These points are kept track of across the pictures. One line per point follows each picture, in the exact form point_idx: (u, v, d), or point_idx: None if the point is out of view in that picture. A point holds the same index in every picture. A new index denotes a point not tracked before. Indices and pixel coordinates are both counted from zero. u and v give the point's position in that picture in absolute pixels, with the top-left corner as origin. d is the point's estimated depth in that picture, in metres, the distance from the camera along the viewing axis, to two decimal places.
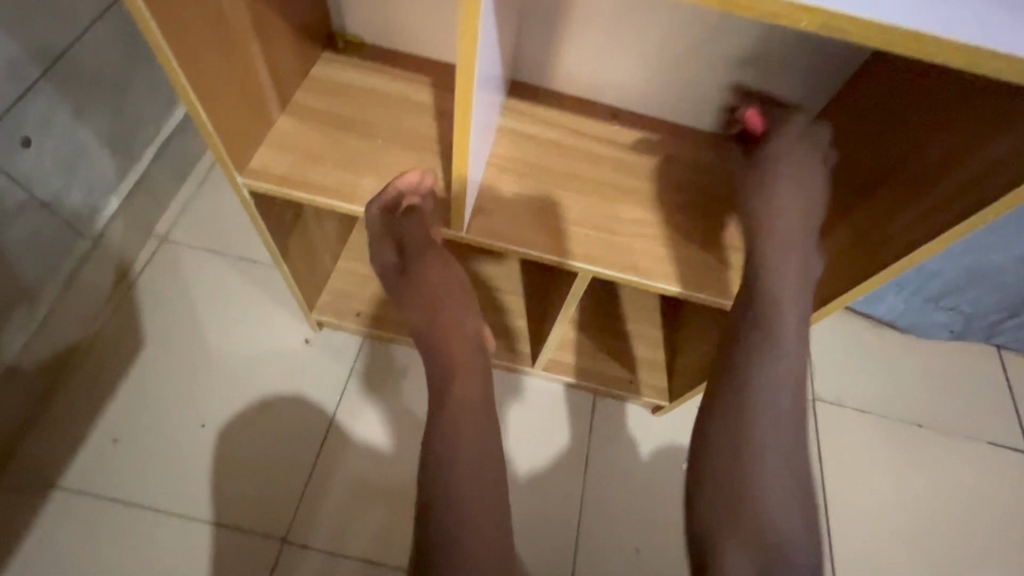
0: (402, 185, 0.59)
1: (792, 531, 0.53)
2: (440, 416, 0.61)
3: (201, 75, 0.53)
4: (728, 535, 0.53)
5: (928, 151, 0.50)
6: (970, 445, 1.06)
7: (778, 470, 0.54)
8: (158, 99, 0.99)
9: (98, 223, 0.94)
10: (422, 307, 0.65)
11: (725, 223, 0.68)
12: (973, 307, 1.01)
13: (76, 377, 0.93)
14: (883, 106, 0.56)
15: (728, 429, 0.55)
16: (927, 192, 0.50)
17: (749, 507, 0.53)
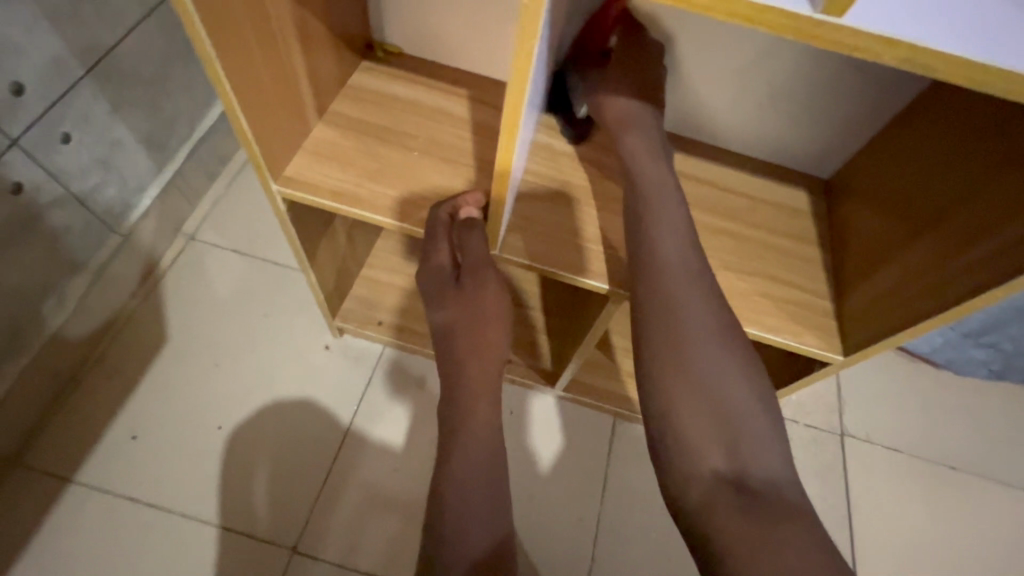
0: (472, 199, 0.61)
1: (754, 422, 0.49)
2: (455, 434, 0.58)
3: (243, 82, 0.53)
4: (686, 439, 0.49)
5: (999, 191, 0.46)
6: (1006, 490, 1.01)
7: (720, 364, 0.50)
8: (195, 99, 1.00)
9: (130, 219, 0.95)
10: (468, 325, 0.63)
11: (765, 250, 0.65)
12: (1015, 346, 0.96)
13: (99, 372, 0.93)
14: (955, 138, 0.52)
15: (661, 336, 0.52)
16: (994, 234, 0.46)
17: (705, 407, 0.49)
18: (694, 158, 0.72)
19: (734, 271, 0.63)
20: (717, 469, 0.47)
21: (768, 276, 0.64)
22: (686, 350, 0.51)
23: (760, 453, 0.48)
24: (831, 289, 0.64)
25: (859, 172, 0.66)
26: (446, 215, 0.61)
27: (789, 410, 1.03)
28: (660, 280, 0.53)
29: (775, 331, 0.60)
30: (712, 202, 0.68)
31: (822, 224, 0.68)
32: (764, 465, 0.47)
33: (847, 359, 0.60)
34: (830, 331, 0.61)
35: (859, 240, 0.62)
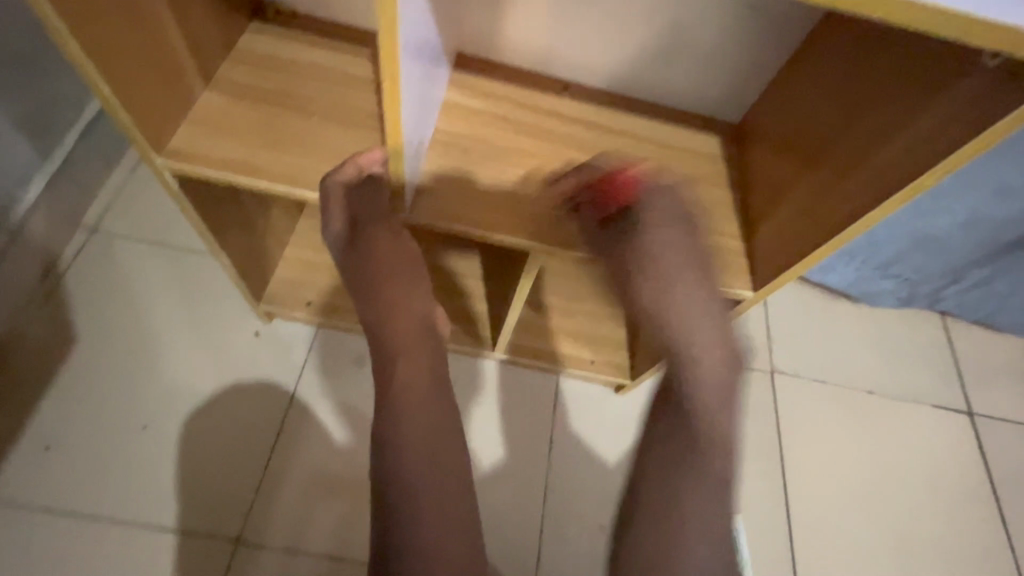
0: (366, 161, 0.57)
1: (698, 519, 0.58)
2: (385, 406, 0.58)
3: (102, 44, 0.48)
4: (699, 543, 0.58)
5: (882, 110, 0.49)
6: (916, 407, 1.10)
7: (711, 496, 0.58)
8: (77, 78, 0.91)
9: (15, 215, 0.86)
10: (370, 283, 0.61)
11: (675, 197, 0.66)
12: (917, 274, 1.04)
13: (2, 382, 0.86)
14: (837, 70, 0.55)
15: (691, 457, 0.58)
16: (881, 151, 0.49)
17: (703, 496, 0.58)
18: (604, 107, 0.71)
19: None
20: (709, 555, 0.58)
21: None
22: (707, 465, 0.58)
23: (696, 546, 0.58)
24: (741, 231, 0.66)
25: (760, 115, 0.68)
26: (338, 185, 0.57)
27: None
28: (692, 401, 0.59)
29: (688, 273, 0.62)
30: (622, 153, 0.67)
31: (731, 169, 0.69)
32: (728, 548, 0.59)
33: (758, 293, 0.63)
34: (740, 269, 0.63)
35: (762, 181, 0.64)
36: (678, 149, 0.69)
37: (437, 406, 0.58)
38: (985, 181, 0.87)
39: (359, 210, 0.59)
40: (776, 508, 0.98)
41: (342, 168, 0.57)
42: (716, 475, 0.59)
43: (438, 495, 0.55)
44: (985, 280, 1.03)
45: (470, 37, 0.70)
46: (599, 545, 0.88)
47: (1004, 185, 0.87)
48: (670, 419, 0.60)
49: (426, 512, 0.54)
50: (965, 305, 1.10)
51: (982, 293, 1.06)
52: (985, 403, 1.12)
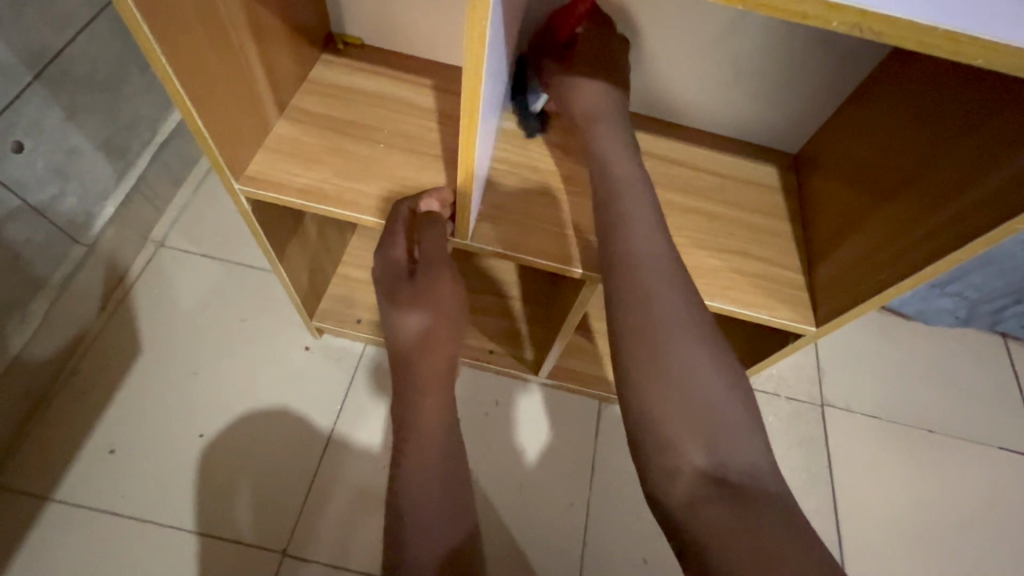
0: (439, 194, 0.60)
1: (719, 411, 0.48)
2: (405, 443, 0.58)
3: (195, 79, 0.51)
4: (683, 446, 0.47)
5: (965, 153, 0.47)
6: (981, 448, 1.03)
7: (710, 373, 0.50)
8: (153, 102, 0.97)
9: (94, 229, 0.92)
10: (419, 316, 0.62)
11: (733, 228, 0.65)
12: (978, 293, 0.99)
13: (72, 388, 0.91)
14: (916, 105, 0.53)
15: (638, 341, 0.51)
16: (962, 194, 0.47)
17: (699, 378, 0.49)
18: (660, 137, 0.71)
19: (706, 249, 0.63)
20: (697, 464, 0.46)
21: (738, 253, 0.64)
22: (666, 349, 0.50)
23: (739, 447, 0.47)
24: (803, 264, 0.64)
25: (824, 147, 0.66)
26: (408, 210, 0.59)
27: (770, 383, 1.05)
28: (628, 284, 0.53)
29: (748, 307, 0.61)
30: (679, 184, 0.67)
31: (792, 200, 0.68)
32: (740, 462, 0.47)
33: (819, 329, 0.61)
34: (801, 303, 0.62)
35: (826, 215, 0.62)
36: (736, 180, 0.69)
37: (450, 437, 0.59)
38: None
39: (424, 245, 0.61)
40: (828, 549, 0.94)
41: (417, 198, 0.60)
42: (709, 349, 0.51)
43: (444, 514, 0.54)
44: None
45: None
46: None
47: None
48: (630, 297, 0.53)
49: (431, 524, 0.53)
50: None
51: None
52: None
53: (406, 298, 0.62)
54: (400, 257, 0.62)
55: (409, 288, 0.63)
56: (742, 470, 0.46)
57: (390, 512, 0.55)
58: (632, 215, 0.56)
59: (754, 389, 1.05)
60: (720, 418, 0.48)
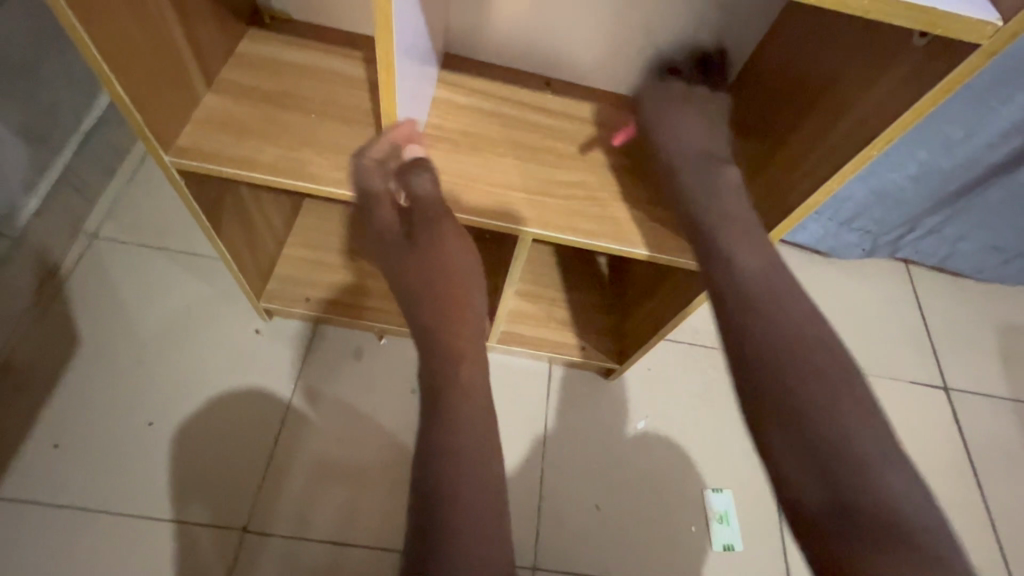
0: (382, 135, 0.61)
1: (869, 453, 0.49)
2: (440, 394, 0.59)
3: (117, 50, 0.52)
4: (811, 490, 0.49)
5: (848, 79, 0.54)
6: (895, 383, 1.14)
7: (851, 403, 0.51)
8: (75, 88, 0.94)
9: (20, 221, 0.89)
10: (433, 283, 0.63)
11: (654, 183, 0.71)
12: (879, 226, 1.10)
13: (6, 385, 0.88)
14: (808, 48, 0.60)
15: (785, 396, 0.51)
16: (849, 115, 0.54)
17: (834, 412, 0.51)
18: (584, 102, 0.76)
19: (629, 202, 0.69)
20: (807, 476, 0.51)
21: (658, 204, 0.69)
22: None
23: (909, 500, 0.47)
24: None
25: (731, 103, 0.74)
26: (370, 165, 0.61)
27: (709, 336, 1.11)
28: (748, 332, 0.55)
29: (666, 251, 0.67)
30: (604, 144, 0.72)
31: None
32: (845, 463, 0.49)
33: None
34: None
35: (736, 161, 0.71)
36: None
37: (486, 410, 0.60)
38: (931, 137, 0.95)
39: (415, 201, 0.61)
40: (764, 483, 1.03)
41: (371, 148, 0.61)
42: (843, 379, 0.52)
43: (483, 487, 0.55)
44: (939, 227, 1.09)
45: (456, 38, 0.75)
46: (594, 524, 0.91)
47: (951, 138, 0.94)
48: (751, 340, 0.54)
49: (470, 499, 0.53)
50: (922, 251, 1.16)
51: (939, 238, 1.12)
52: (958, 373, 1.16)
53: (410, 262, 0.63)
54: (394, 222, 0.63)
55: (410, 250, 0.63)
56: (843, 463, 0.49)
57: (417, 453, 0.56)
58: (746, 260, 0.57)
59: (693, 343, 1.10)
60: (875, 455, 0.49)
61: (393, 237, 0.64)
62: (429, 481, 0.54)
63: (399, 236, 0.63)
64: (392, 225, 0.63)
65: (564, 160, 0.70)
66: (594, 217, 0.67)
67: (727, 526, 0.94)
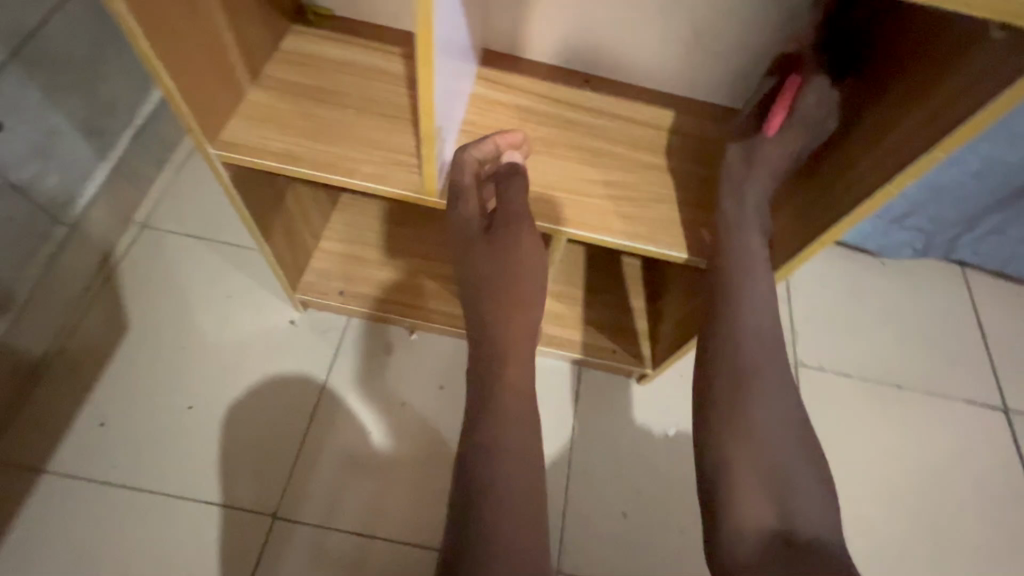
0: (501, 143, 0.62)
1: (785, 455, 0.55)
2: (483, 404, 0.58)
3: (167, 45, 0.53)
4: (743, 484, 0.54)
5: (915, 75, 0.50)
6: (942, 401, 1.10)
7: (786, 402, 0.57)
8: (130, 83, 0.99)
9: (77, 209, 0.94)
10: (501, 279, 0.62)
11: (696, 184, 0.68)
12: (934, 224, 1.05)
13: (60, 364, 0.93)
14: (881, 41, 0.56)
15: (725, 383, 0.58)
16: (910, 114, 0.50)
17: (770, 407, 0.56)
18: (624, 100, 0.74)
19: (668, 203, 0.67)
20: (766, 523, 0.52)
21: (698, 206, 0.67)
22: (749, 417, 0.56)
23: (809, 510, 0.53)
24: None
25: None
26: (472, 162, 0.62)
27: None
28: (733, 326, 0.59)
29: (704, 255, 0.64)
30: (643, 143, 0.70)
31: None
32: (813, 529, 0.52)
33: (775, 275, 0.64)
34: None
35: None
36: (698, 140, 0.72)
37: (528, 417, 0.58)
38: (996, 133, 0.89)
39: (503, 202, 0.61)
40: None
41: (479, 146, 0.61)
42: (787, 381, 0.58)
43: (523, 495, 0.54)
44: (1001, 227, 1.03)
45: (496, 34, 0.74)
46: (620, 531, 0.89)
47: (1018, 133, 0.88)
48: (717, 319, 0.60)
49: (510, 513, 0.52)
50: (981, 253, 1.10)
51: (1000, 239, 1.06)
52: (1016, 395, 1.12)
53: (479, 257, 0.63)
54: (474, 214, 0.63)
55: (485, 245, 0.63)
56: (815, 536, 0.52)
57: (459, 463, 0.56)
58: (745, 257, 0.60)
59: None
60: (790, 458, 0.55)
61: (467, 229, 0.64)
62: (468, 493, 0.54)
63: (477, 229, 0.64)
64: (471, 217, 0.63)
65: (602, 158, 0.69)
66: (630, 218, 0.65)
67: None
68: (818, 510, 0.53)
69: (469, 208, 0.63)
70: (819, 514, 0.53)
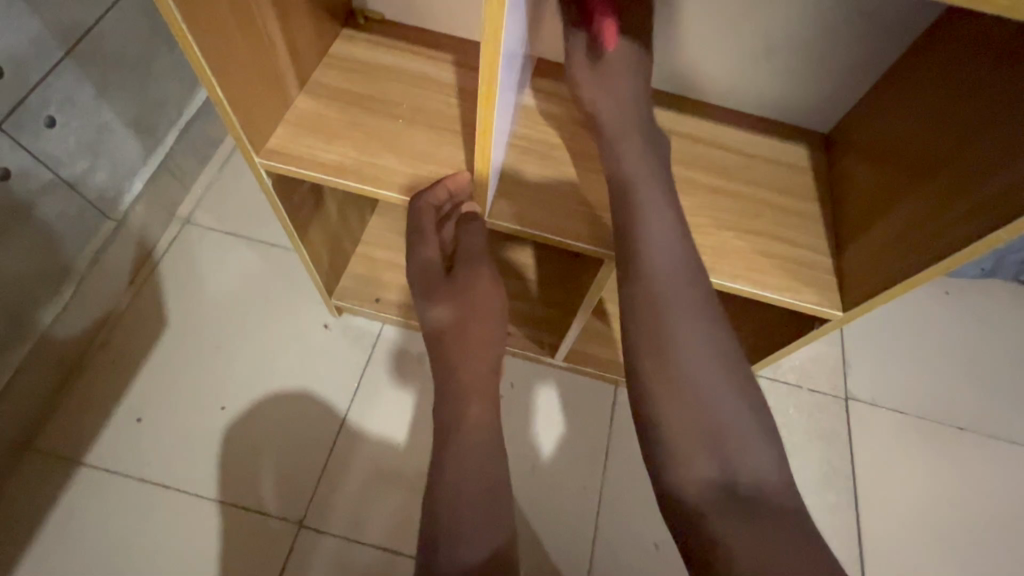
0: (450, 186, 0.60)
1: (721, 403, 0.50)
2: (442, 454, 0.56)
3: (218, 52, 0.52)
4: (685, 447, 0.49)
5: (1014, 122, 0.45)
6: (1010, 448, 1.02)
7: (714, 355, 0.52)
8: (180, 80, 0.99)
9: (123, 205, 0.95)
10: (457, 315, 0.63)
11: (761, 211, 0.64)
12: (1008, 244, 1.01)
13: (101, 357, 0.94)
14: (967, 72, 0.51)
15: (652, 343, 0.52)
16: (1002, 169, 0.45)
17: (697, 363, 0.51)
18: (683, 117, 0.70)
19: (729, 230, 0.63)
20: (708, 476, 0.48)
21: (762, 235, 0.63)
22: (678, 365, 0.51)
23: (750, 459, 0.49)
24: (830, 247, 0.63)
25: (856, 129, 0.65)
26: (426, 208, 0.60)
27: (793, 374, 1.04)
28: (644, 283, 0.54)
29: (771, 289, 0.60)
30: (704, 164, 0.66)
31: (821, 182, 0.67)
32: (750, 472, 0.48)
33: (845, 315, 0.60)
34: (828, 287, 0.61)
35: (856, 197, 0.61)
36: (762, 162, 0.67)
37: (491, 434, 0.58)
38: None
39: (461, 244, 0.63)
40: (843, 542, 0.93)
41: (432, 192, 0.60)
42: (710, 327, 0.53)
43: (484, 512, 0.53)
44: None
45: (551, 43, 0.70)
46: (653, 566, 0.85)
47: None
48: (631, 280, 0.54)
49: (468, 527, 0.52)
50: None
51: None
52: None
53: (438, 298, 0.64)
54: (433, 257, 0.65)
55: (444, 287, 0.64)
56: (756, 477, 0.48)
57: (424, 522, 0.53)
58: (649, 219, 0.55)
59: (775, 379, 1.04)
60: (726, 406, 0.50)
61: (425, 272, 0.65)
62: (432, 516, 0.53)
63: (433, 270, 0.65)
64: (430, 260, 0.65)
65: None
66: None
67: None
68: (758, 452, 0.49)
69: (426, 250, 0.64)
70: (762, 458, 0.49)
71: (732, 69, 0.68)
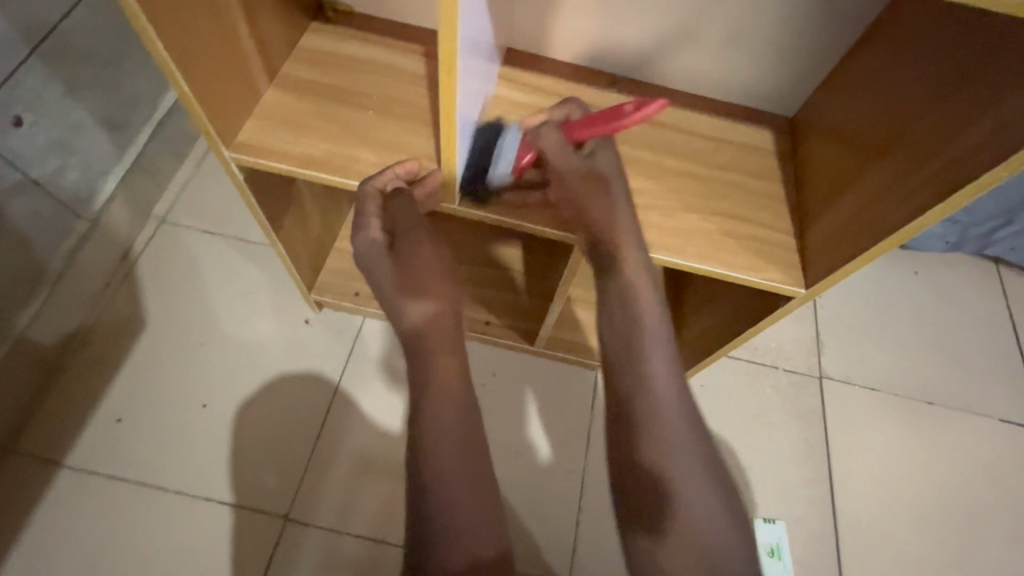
0: (400, 170, 0.60)
1: (710, 519, 0.53)
2: (418, 411, 0.56)
3: (184, 47, 0.51)
4: (677, 556, 0.51)
5: (962, 96, 0.47)
6: (976, 419, 1.05)
7: (704, 469, 0.55)
8: (150, 77, 0.98)
9: (97, 204, 0.94)
10: (412, 288, 0.61)
11: (727, 194, 0.66)
12: (973, 218, 1.04)
13: (79, 358, 0.93)
14: (917, 50, 0.53)
15: (654, 450, 0.55)
16: (954, 139, 0.47)
17: (690, 474, 0.54)
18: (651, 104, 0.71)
19: (696, 213, 0.64)
20: None
21: (728, 216, 0.65)
22: (680, 492, 0.53)
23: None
24: (794, 225, 0.65)
25: (817, 110, 0.67)
26: (374, 191, 0.60)
27: (769, 355, 1.07)
28: (645, 388, 0.57)
29: (738, 269, 0.62)
30: (671, 149, 0.68)
31: (785, 163, 0.69)
32: None
33: (809, 290, 0.62)
34: (791, 266, 0.63)
35: (819, 174, 0.63)
36: (728, 146, 0.69)
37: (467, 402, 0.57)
38: None
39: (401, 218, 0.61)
40: (820, 516, 0.96)
41: (381, 175, 0.60)
42: (701, 439, 0.56)
43: (470, 492, 0.53)
44: None
45: (520, 32, 0.71)
46: None
47: None
48: (635, 384, 0.57)
49: (457, 510, 0.52)
50: (1018, 248, 1.09)
51: None
52: None
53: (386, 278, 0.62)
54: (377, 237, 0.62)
55: (393, 265, 0.62)
56: None
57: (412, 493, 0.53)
58: (655, 341, 0.59)
59: (752, 360, 1.07)
60: (713, 524, 0.53)
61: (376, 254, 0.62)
62: (419, 494, 0.53)
63: (378, 250, 0.62)
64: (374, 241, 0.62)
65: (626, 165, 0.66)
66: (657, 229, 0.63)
67: (779, 561, 0.92)
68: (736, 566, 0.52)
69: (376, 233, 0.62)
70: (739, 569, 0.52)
71: (697, 56, 0.69)
